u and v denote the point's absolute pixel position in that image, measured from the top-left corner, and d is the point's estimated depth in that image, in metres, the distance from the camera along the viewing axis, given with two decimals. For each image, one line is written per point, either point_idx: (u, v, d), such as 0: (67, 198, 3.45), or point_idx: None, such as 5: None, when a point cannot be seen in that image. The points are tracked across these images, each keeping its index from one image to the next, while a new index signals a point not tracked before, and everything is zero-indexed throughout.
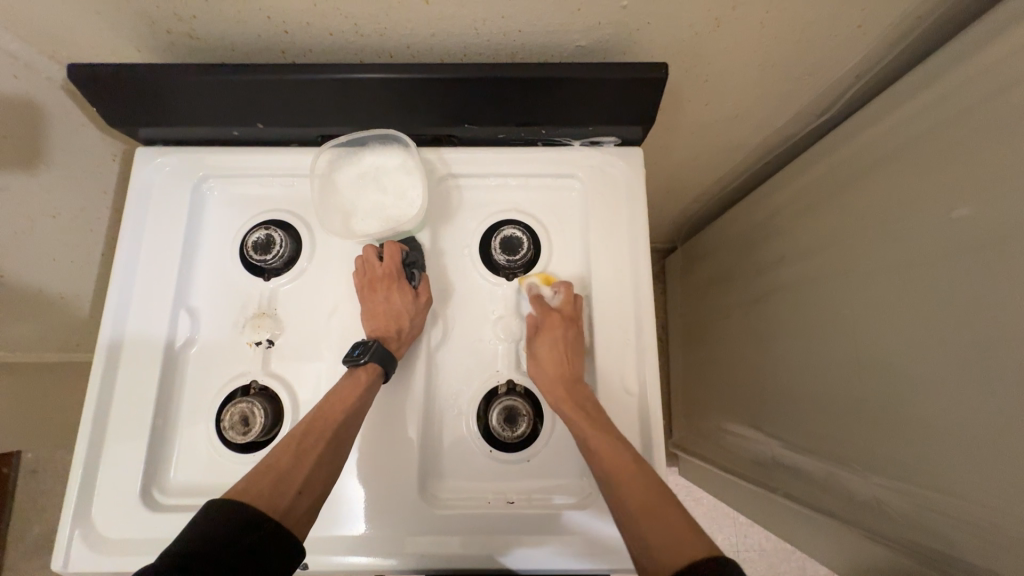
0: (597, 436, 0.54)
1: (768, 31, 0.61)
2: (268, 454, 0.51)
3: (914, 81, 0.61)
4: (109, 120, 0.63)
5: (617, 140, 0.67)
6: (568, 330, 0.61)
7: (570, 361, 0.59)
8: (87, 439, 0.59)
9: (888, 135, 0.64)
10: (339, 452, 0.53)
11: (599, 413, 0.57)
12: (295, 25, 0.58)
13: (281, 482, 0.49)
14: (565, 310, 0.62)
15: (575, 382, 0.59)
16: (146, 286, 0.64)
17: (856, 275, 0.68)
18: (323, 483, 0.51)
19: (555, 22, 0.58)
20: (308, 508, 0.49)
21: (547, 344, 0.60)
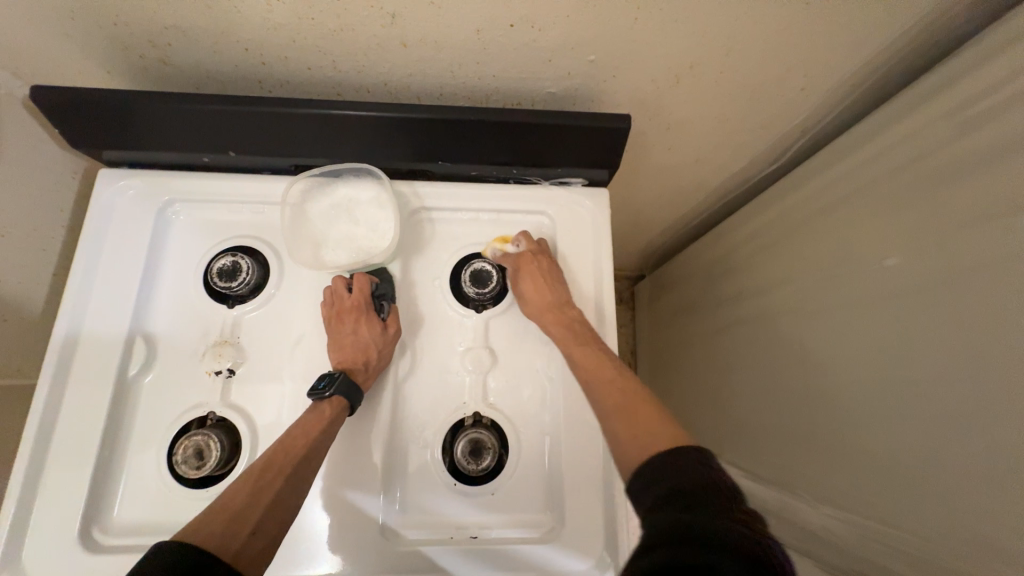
0: (580, 349, 0.60)
1: (723, 89, 0.66)
2: (222, 494, 0.49)
3: (847, 142, 0.67)
4: (72, 140, 0.62)
5: (585, 182, 0.70)
6: (543, 264, 0.65)
7: (555, 287, 0.64)
8: (23, 474, 0.56)
9: (829, 188, 0.70)
10: (298, 489, 0.52)
11: (584, 331, 0.62)
12: (273, 58, 0.59)
13: (234, 524, 0.46)
14: (533, 252, 0.66)
15: (564, 307, 0.63)
16: (100, 310, 0.62)
17: (806, 313, 0.72)
18: (280, 522, 0.49)
19: (528, 69, 0.62)
20: (262, 549, 0.47)
21: (530, 274, 0.65)
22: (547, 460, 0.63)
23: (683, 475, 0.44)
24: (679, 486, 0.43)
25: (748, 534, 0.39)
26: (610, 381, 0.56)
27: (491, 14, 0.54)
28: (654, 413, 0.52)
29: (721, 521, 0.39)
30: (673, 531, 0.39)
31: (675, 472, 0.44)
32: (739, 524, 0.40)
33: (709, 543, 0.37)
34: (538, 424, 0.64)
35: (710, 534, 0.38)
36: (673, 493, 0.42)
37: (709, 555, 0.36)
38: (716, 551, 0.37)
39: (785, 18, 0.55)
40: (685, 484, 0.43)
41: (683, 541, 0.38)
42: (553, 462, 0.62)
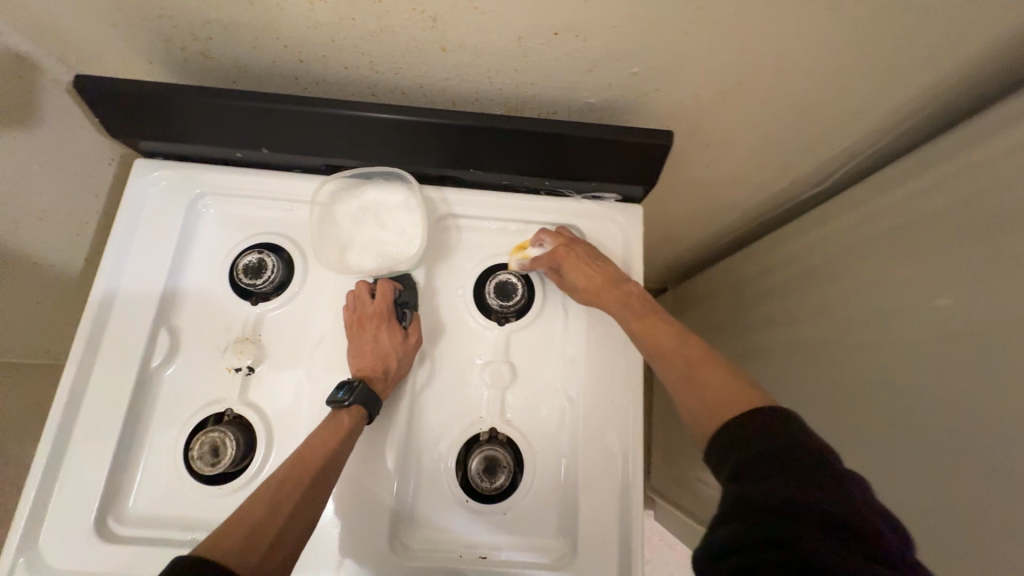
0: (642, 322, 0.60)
1: (770, 107, 0.63)
2: (243, 503, 0.49)
3: (899, 170, 0.63)
4: (110, 130, 0.62)
5: (618, 197, 0.68)
6: (582, 250, 0.64)
7: (604, 268, 0.63)
8: (45, 457, 0.57)
9: (876, 217, 0.66)
10: (315, 502, 0.51)
11: (643, 303, 0.62)
12: (311, 56, 0.58)
13: (254, 538, 0.46)
14: (564, 244, 0.64)
15: (618, 283, 0.63)
16: (128, 299, 0.62)
17: (842, 347, 0.68)
18: (297, 536, 0.49)
19: (568, 79, 0.60)
20: (279, 564, 0.46)
21: (576, 262, 0.63)
22: (561, 483, 0.61)
23: (755, 440, 0.44)
24: (753, 454, 0.43)
25: (832, 499, 0.38)
26: (675, 351, 0.57)
27: (535, 21, 0.52)
28: (723, 372, 0.53)
29: (801, 488, 0.39)
30: (747, 503, 0.40)
31: (748, 435, 0.44)
32: (823, 489, 0.39)
33: (784, 516, 0.38)
34: (555, 445, 0.62)
35: (787, 507, 0.38)
36: (746, 463, 0.43)
37: (784, 529, 0.37)
38: (792, 524, 0.37)
39: (846, 38, 0.52)
40: (759, 448, 0.43)
41: (757, 515, 0.39)
42: (568, 485, 0.61)
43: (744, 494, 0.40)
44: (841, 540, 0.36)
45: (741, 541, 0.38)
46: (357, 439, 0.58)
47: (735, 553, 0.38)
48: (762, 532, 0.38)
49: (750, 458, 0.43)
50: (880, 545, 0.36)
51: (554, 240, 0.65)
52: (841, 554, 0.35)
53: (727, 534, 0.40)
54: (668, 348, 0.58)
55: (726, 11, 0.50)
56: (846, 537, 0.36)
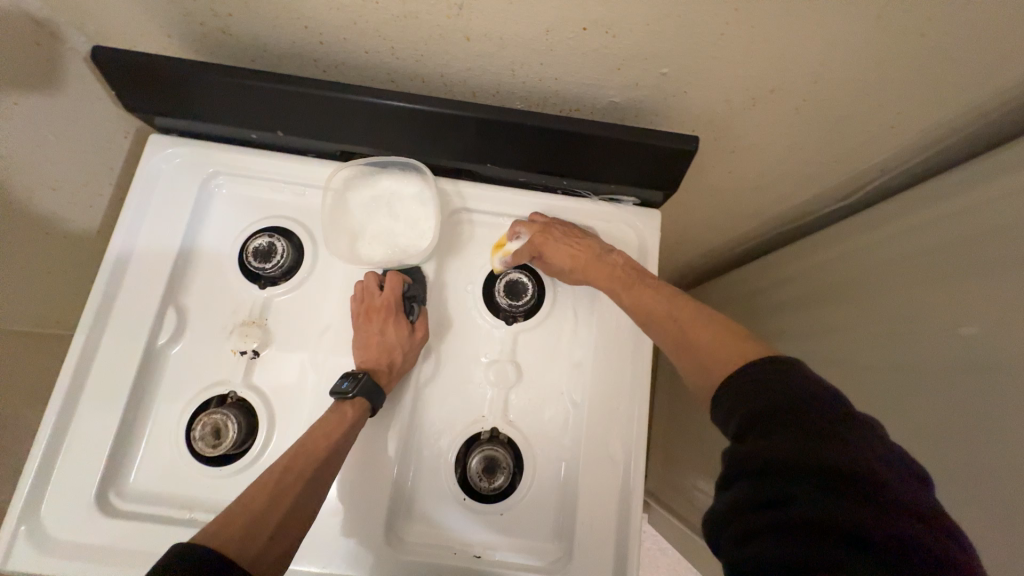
0: (629, 290, 0.58)
1: (802, 117, 0.61)
2: (245, 493, 0.49)
3: (932, 191, 0.60)
4: (127, 103, 0.62)
5: (636, 201, 0.66)
6: (558, 230, 0.63)
7: (583, 245, 0.62)
8: (50, 428, 0.57)
9: (902, 237, 0.63)
10: (316, 494, 0.51)
11: (628, 272, 0.60)
12: (331, 38, 0.57)
13: (253, 529, 0.46)
14: (538, 229, 0.63)
15: (603, 257, 0.61)
16: (136, 275, 0.62)
17: (852, 369, 0.66)
18: (297, 527, 0.49)
19: (593, 76, 0.58)
20: (278, 555, 0.47)
21: (555, 241, 0.62)
22: (560, 487, 0.60)
23: (751, 398, 0.41)
24: (752, 411, 0.40)
25: (838, 449, 0.35)
26: (663, 314, 0.55)
27: (564, 15, 0.50)
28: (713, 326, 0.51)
29: (804, 441, 0.36)
30: (747, 466, 0.38)
31: (744, 394, 0.42)
32: (828, 438, 0.36)
33: (786, 474, 0.36)
34: (556, 449, 0.61)
35: (789, 462, 0.36)
36: (745, 422, 0.40)
37: (785, 489, 0.35)
38: (795, 481, 0.35)
39: (891, 49, 0.50)
40: (756, 404, 0.40)
41: (758, 477, 0.37)
42: (567, 490, 0.60)
43: (743, 455, 0.39)
44: (849, 491, 0.34)
45: (743, 505, 0.37)
46: (360, 431, 0.58)
47: (738, 518, 0.37)
48: (763, 494, 0.36)
49: (747, 415, 0.40)
50: (892, 492, 0.34)
51: (531, 229, 0.63)
52: (848, 506, 0.33)
53: (730, 499, 0.38)
54: (655, 312, 0.56)
55: (765, 13, 0.47)
56: (852, 488, 0.34)
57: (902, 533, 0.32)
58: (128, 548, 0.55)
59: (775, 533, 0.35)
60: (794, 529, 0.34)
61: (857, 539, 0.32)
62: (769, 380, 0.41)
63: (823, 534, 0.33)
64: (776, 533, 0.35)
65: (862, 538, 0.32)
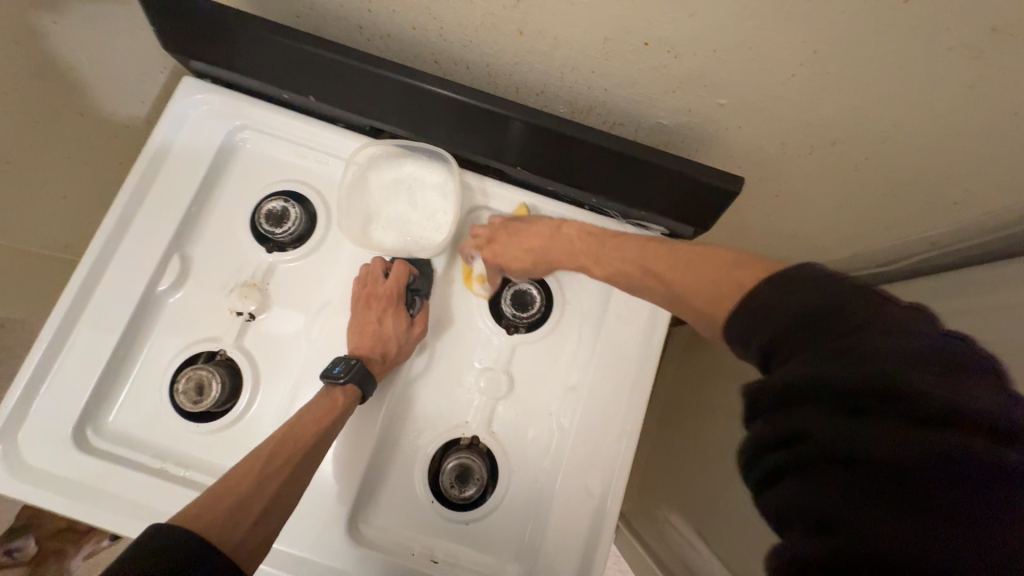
0: (603, 254, 0.57)
1: (859, 175, 0.56)
2: (229, 472, 0.46)
3: None
4: (165, 42, 0.60)
5: (664, 230, 0.64)
6: (504, 234, 0.59)
7: (534, 239, 0.59)
8: (39, 355, 0.57)
9: None
10: (302, 480, 0.50)
11: (593, 240, 0.59)
12: (380, 8, 0.54)
13: (239, 511, 0.44)
14: (484, 243, 0.60)
15: (558, 237, 0.59)
16: (147, 215, 0.61)
17: None
18: (280, 517, 0.47)
19: (645, 93, 0.54)
20: (263, 539, 0.45)
21: (505, 248, 0.59)
22: (531, 509, 0.59)
23: (763, 331, 0.36)
24: (767, 342, 0.36)
25: (850, 362, 0.30)
26: (643, 262, 0.53)
27: (626, 26, 0.47)
28: (692, 262, 0.48)
29: (823, 359, 0.31)
30: (765, 399, 0.34)
31: (755, 327, 0.37)
32: (850, 347, 0.31)
33: (800, 401, 0.32)
34: (533, 469, 0.59)
35: (804, 386, 0.32)
36: (765, 353, 0.36)
37: (801, 418, 0.31)
38: (813, 409, 0.31)
39: (976, 122, 0.45)
40: (772, 330, 0.35)
41: (779, 407, 0.33)
42: (537, 513, 0.59)
43: (761, 389, 0.35)
44: (871, 412, 0.29)
45: (762, 442, 0.34)
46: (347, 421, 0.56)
47: (758, 456, 0.34)
48: (781, 427, 0.32)
49: (770, 336, 0.36)
50: (921, 404, 0.28)
51: (480, 246, 0.60)
52: (868, 429, 0.29)
53: (750, 438, 0.35)
54: (637, 262, 0.54)
55: (847, 59, 0.43)
56: (873, 407, 0.29)
57: (943, 448, 0.27)
58: (95, 488, 0.55)
59: (794, 468, 0.31)
60: (813, 460, 0.30)
61: (881, 465, 0.28)
62: (768, 316, 0.36)
63: (844, 463, 0.29)
64: (794, 467, 0.31)
65: (890, 461, 0.28)
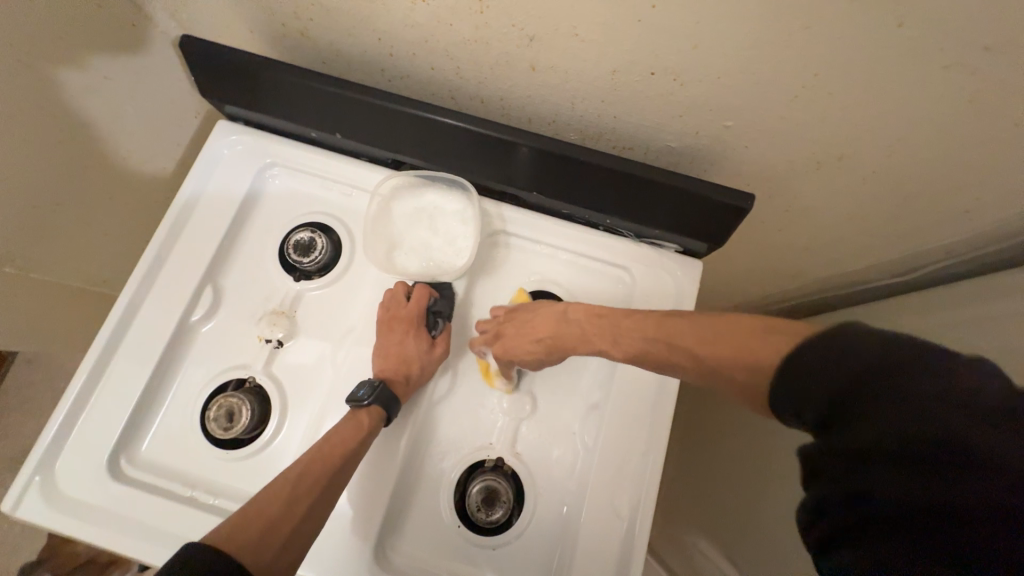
0: (614, 338, 0.52)
1: (866, 187, 0.57)
2: (259, 494, 0.47)
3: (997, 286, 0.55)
4: (204, 90, 0.65)
5: (678, 248, 0.65)
6: (506, 326, 0.59)
7: (534, 325, 0.57)
8: (79, 386, 0.59)
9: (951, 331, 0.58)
10: (329, 503, 0.50)
11: (600, 319, 0.54)
12: (401, 52, 0.59)
13: (269, 533, 0.45)
14: (493, 328, 0.60)
15: (564, 321, 0.56)
16: (184, 249, 0.64)
17: None
18: (307, 538, 0.48)
19: (653, 118, 0.57)
20: (291, 563, 0.46)
21: (510, 337, 0.57)
22: (559, 533, 0.58)
23: (816, 387, 0.33)
24: (821, 409, 0.32)
25: (922, 420, 0.29)
26: (660, 337, 0.48)
27: (632, 58, 0.50)
28: (713, 327, 0.44)
29: (892, 417, 0.29)
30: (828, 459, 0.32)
31: (799, 391, 0.34)
32: (917, 401, 0.29)
33: (867, 461, 0.30)
34: (558, 491, 0.59)
35: (874, 447, 0.30)
36: (821, 414, 0.32)
37: (864, 481, 0.30)
38: (888, 475, 0.29)
39: (977, 133, 0.47)
40: (831, 389, 0.32)
41: (846, 466, 0.31)
42: (564, 537, 0.58)
43: (821, 448, 0.32)
44: (952, 476, 0.28)
45: (827, 502, 0.32)
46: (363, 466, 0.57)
47: (821, 513, 0.32)
48: (848, 486, 0.31)
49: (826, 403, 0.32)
50: (994, 460, 0.27)
51: (489, 341, 0.59)
52: (949, 496, 0.28)
53: (810, 495, 0.33)
54: (654, 338, 0.48)
55: (845, 79, 0.46)
56: (944, 465, 0.28)
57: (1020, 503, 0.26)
58: (127, 516, 0.56)
59: (861, 529, 0.30)
60: (884, 522, 0.29)
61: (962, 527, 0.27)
62: (810, 383, 0.33)
63: (917, 524, 0.28)
64: (865, 530, 0.30)
65: (967, 520, 0.27)
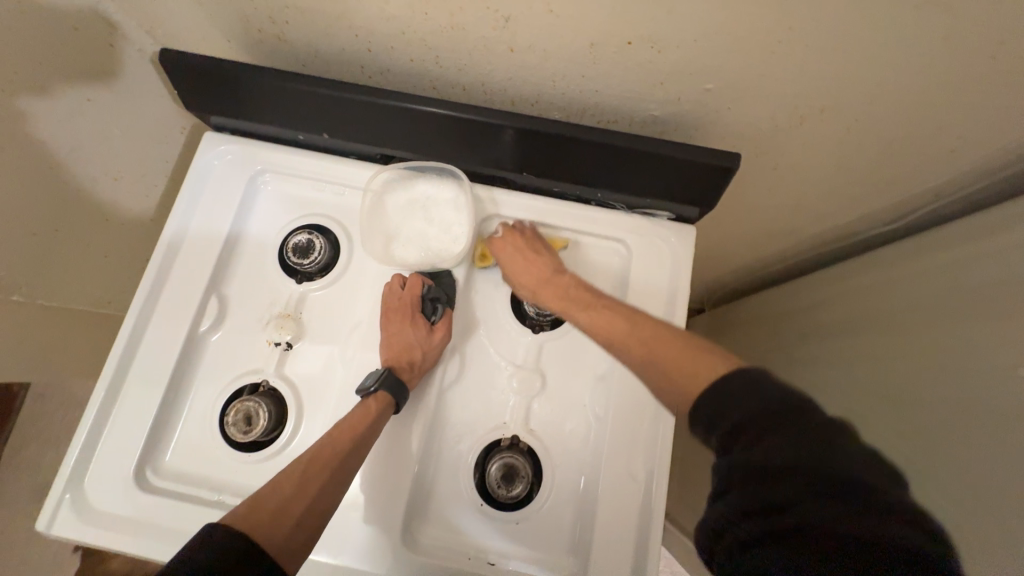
0: (583, 311, 0.57)
1: (849, 138, 0.58)
2: (271, 480, 0.50)
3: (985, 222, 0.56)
4: (188, 103, 0.66)
5: (671, 215, 0.66)
6: (522, 243, 0.63)
7: (536, 265, 0.61)
8: (99, 403, 0.60)
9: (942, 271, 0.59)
10: (339, 485, 0.52)
11: (585, 292, 0.59)
12: (379, 46, 0.59)
13: (281, 513, 0.47)
14: (517, 235, 0.64)
15: (555, 277, 0.61)
16: (186, 261, 0.65)
17: (883, 402, 0.62)
18: (320, 519, 0.49)
19: (635, 89, 0.57)
20: (305, 541, 0.47)
21: (515, 250, 0.62)
22: (578, 503, 0.60)
23: (734, 410, 0.40)
24: (738, 419, 0.39)
25: (809, 448, 0.36)
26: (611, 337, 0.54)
27: (607, 29, 0.50)
28: (660, 338, 0.50)
29: (788, 441, 0.36)
30: (745, 474, 0.37)
31: (725, 403, 0.40)
32: (810, 434, 0.37)
33: (770, 479, 0.36)
34: (575, 462, 0.60)
35: (772, 468, 0.36)
36: (731, 428, 0.39)
37: (763, 497, 0.36)
38: (784, 495, 0.36)
39: (955, 72, 0.47)
40: (745, 411, 0.39)
41: (750, 485, 0.37)
42: (583, 506, 0.59)
43: (732, 464, 0.38)
44: (840, 500, 0.34)
45: (730, 516, 0.38)
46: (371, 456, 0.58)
47: (726, 528, 0.38)
48: (754, 503, 0.37)
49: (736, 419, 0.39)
50: (864, 490, 0.34)
51: (503, 233, 0.64)
52: (826, 519, 0.34)
53: (717, 509, 0.39)
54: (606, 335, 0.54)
55: (817, 31, 0.46)
56: (821, 488, 0.35)
57: (870, 526, 0.33)
58: (159, 524, 0.58)
59: (760, 542, 0.36)
60: (774, 536, 0.35)
61: (833, 546, 0.33)
62: (732, 399, 0.40)
63: (801, 539, 0.34)
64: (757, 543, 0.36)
65: (837, 539, 0.33)
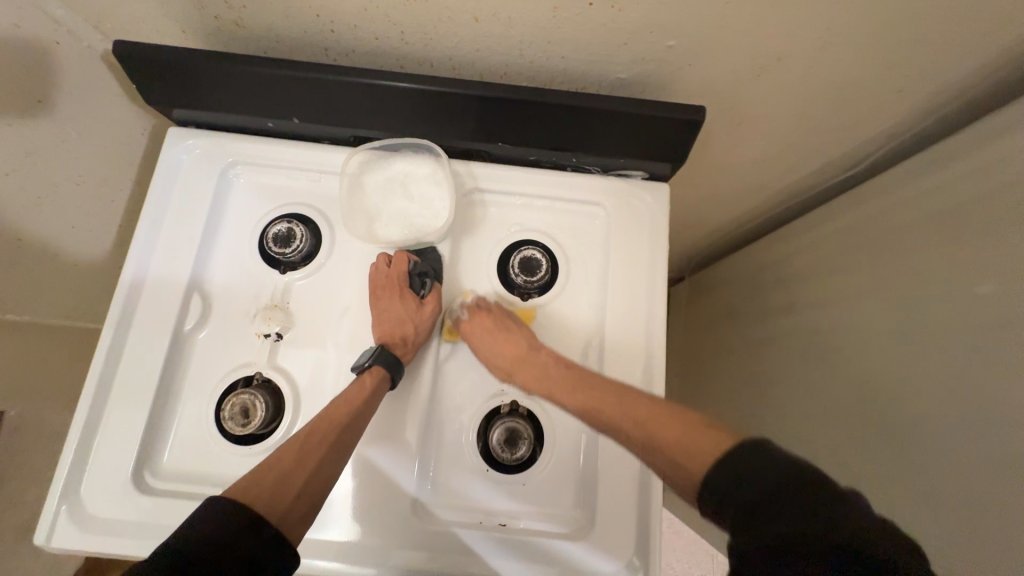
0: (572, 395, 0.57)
1: (805, 86, 0.61)
2: (269, 456, 0.50)
3: (932, 156, 0.60)
4: (147, 98, 0.64)
5: (645, 174, 0.68)
6: (491, 321, 0.62)
7: (510, 339, 0.60)
8: (86, 412, 0.59)
9: (899, 207, 0.63)
10: (339, 457, 0.52)
11: (569, 371, 0.58)
12: (342, 26, 0.58)
13: (282, 485, 0.48)
14: (482, 312, 0.63)
15: (534, 358, 0.60)
16: (162, 261, 0.64)
17: (856, 335, 0.66)
18: (320, 490, 0.50)
19: (600, 51, 0.59)
20: (305, 513, 0.48)
21: (484, 331, 0.61)
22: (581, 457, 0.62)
23: (745, 491, 0.40)
24: (751, 499, 0.39)
25: (824, 522, 0.36)
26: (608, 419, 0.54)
27: None
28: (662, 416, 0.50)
29: (801, 517, 0.37)
30: (763, 556, 0.37)
31: (741, 474, 0.41)
32: (822, 509, 0.37)
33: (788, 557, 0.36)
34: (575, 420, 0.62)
35: (791, 546, 0.36)
36: (745, 511, 0.39)
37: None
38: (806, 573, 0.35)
39: (897, 10, 0.50)
40: (756, 491, 0.39)
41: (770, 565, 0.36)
42: (586, 461, 0.61)
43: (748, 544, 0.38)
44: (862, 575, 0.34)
45: None
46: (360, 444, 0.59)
47: None
48: None
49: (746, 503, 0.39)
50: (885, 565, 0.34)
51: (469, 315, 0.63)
52: None
53: None
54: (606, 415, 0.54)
55: None
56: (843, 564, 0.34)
57: None
58: (164, 526, 0.57)
59: None
60: None
61: None
62: (736, 486, 0.41)
63: None
64: None
65: None
